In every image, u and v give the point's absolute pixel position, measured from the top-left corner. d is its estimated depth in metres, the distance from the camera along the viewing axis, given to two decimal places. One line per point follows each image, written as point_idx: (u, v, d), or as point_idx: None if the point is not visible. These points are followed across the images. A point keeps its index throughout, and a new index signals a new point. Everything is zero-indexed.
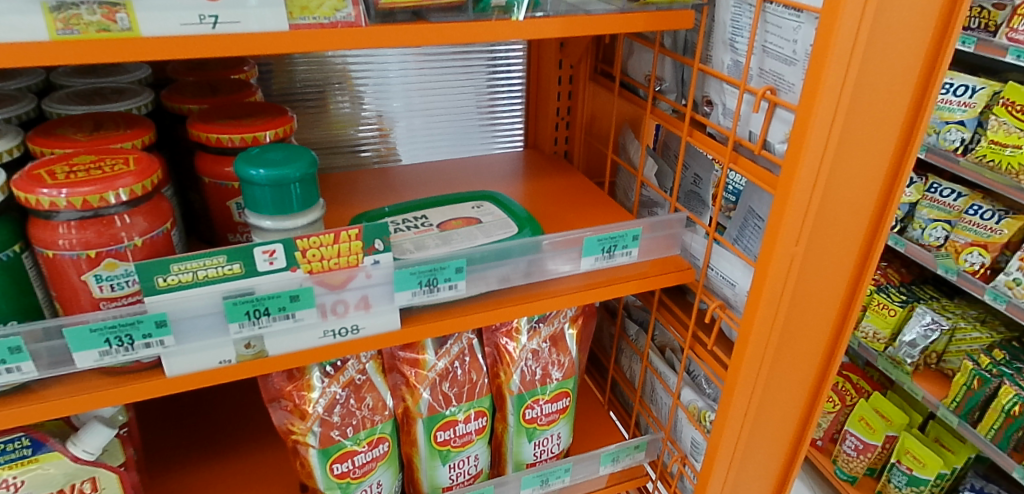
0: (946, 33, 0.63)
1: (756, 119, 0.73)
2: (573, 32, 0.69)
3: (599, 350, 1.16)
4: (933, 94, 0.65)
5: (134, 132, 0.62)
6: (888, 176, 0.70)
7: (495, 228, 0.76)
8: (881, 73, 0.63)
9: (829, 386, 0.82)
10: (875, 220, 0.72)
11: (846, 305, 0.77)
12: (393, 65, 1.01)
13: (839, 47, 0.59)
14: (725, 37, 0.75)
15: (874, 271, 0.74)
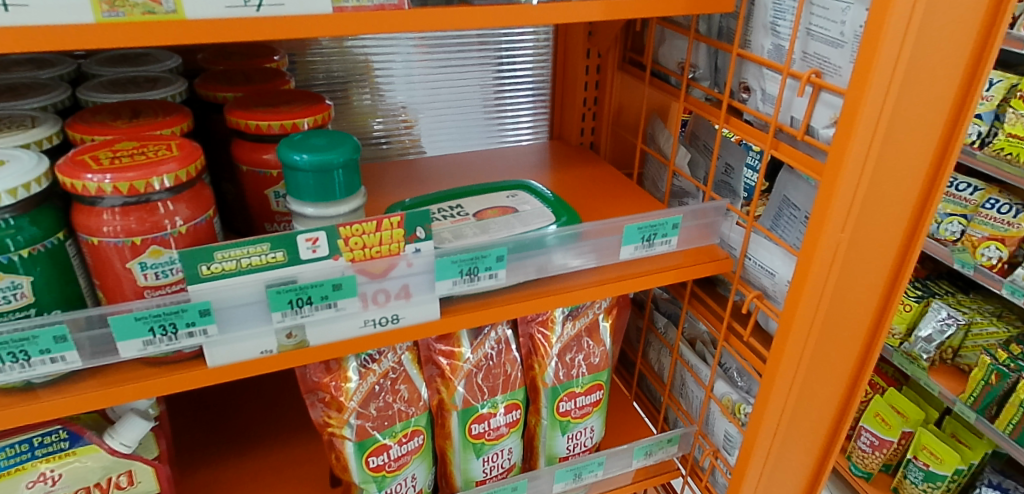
0: (998, 15, 0.60)
1: (799, 104, 0.71)
2: (614, 16, 0.67)
3: (626, 344, 1.15)
4: (982, 78, 0.63)
5: (173, 119, 0.61)
6: (933, 163, 0.68)
7: (532, 217, 0.75)
8: (933, 56, 0.61)
9: (868, 377, 0.81)
10: (920, 207, 0.71)
11: (888, 294, 0.76)
12: (397, 58, 1.00)
13: (894, 27, 0.58)
14: (767, 21, 0.74)
15: (918, 262, 0.72)
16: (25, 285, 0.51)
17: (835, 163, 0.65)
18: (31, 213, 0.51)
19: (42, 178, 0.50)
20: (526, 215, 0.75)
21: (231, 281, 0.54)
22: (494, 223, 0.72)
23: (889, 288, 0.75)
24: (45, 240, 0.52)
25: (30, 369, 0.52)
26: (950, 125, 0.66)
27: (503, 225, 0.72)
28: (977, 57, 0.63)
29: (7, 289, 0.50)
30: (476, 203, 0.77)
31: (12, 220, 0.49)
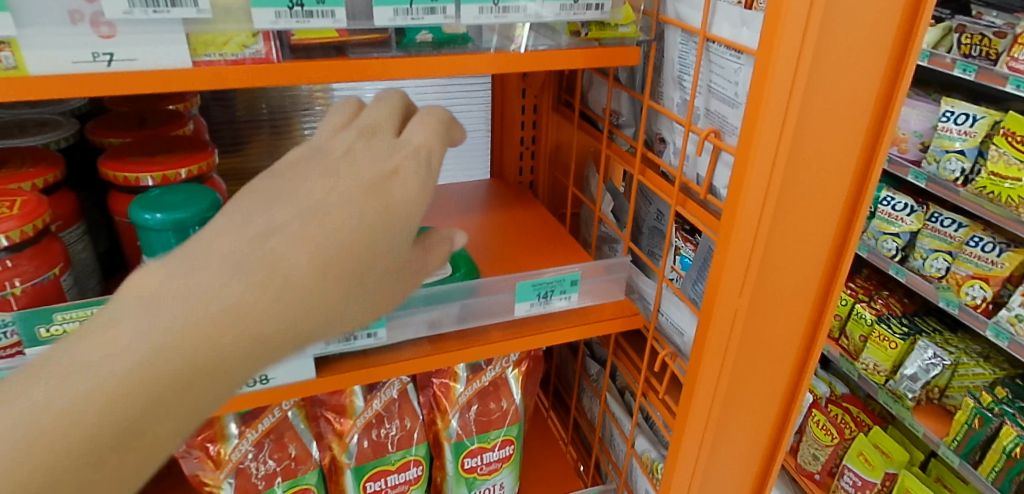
0: (908, 38, 0.58)
1: (702, 162, 0.69)
2: (506, 70, 0.64)
3: (563, 387, 1.13)
4: (896, 106, 0.60)
5: (36, 170, 0.59)
6: (851, 195, 0.64)
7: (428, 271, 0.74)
8: (835, 87, 0.58)
9: (795, 416, 0.77)
10: (840, 242, 0.67)
11: (811, 331, 0.72)
12: (409, 92, 1.00)
13: (781, 65, 0.54)
14: (674, 75, 0.71)
15: (833, 318, 0.70)
16: None
17: (725, 229, 0.63)
18: None
19: None
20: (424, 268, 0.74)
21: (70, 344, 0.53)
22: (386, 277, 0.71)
23: (805, 343, 0.73)
24: None
25: None
26: (855, 180, 0.64)
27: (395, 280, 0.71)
28: (889, 86, 0.60)
29: None
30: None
31: None
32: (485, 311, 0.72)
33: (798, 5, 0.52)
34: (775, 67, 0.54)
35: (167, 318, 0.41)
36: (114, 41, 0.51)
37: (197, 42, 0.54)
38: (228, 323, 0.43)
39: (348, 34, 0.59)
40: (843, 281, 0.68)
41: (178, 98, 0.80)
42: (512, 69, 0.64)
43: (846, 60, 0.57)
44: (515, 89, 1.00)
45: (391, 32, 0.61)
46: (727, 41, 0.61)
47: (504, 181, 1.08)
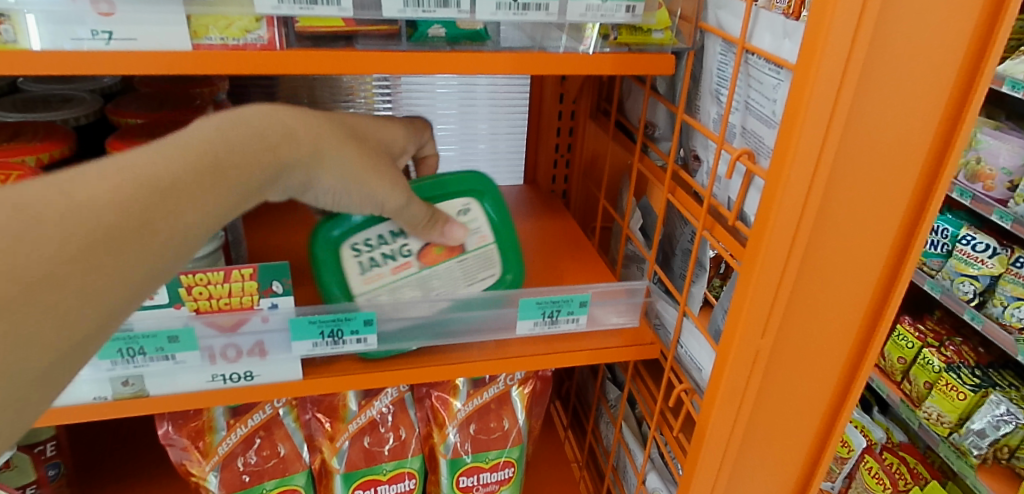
0: (985, 49, 0.50)
1: (733, 184, 0.63)
2: (525, 70, 0.59)
3: (582, 408, 1.08)
4: (965, 127, 0.52)
5: (43, 143, 0.59)
6: (905, 225, 0.57)
7: (477, 268, 0.69)
8: (889, 104, 0.51)
9: (827, 463, 0.70)
10: (888, 277, 0.59)
11: (849, 373, 0.65)
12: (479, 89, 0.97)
13: (823, 76, 0.48)
14: (712, 88, 0.65)
15: (872, 367, 0.62)
16: None
17: (749, 261, 0.57)
18: None
19: None
20: (474, 261, 0.69)
21: None
22: (433, 280, 0.67)
23: (840, 390, 0.66)
24: None
25: None
26: (907, 216, 0.56)
27: (443, 285, 0.68)
28: (958, 103, 0.52)
29: None
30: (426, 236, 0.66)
31: None
32: (488, 328, 0.67)
33: (843, 20, 0.46)
34: (812, 88, 0.48)
35: (115, 175, 0.41)
36: (113, 19, 0.50)
37: (198, 25, 0.52)
38: (184, 186, 0.44)
39: (359, 24, 0.57)
40: (885, 328, 0.61)
41: (208, 81, 0.77)
42: (530, 72, 0.59)
43: (900, 81, 0.50)
44: (552, 93, 0.96)
45: (402, 25, 0.58)
46: (766, 55, 0.55)
47: (537, 189, 1.03)
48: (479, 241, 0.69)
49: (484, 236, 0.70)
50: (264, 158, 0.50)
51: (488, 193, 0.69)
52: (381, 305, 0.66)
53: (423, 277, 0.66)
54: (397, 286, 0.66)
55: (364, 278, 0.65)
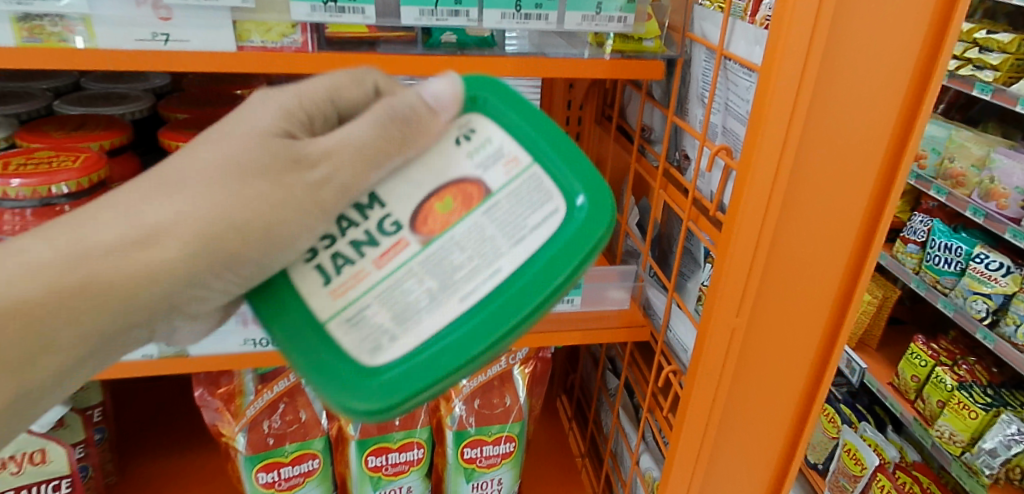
0: (935, 54, 0.56)
1: (714, 177, 0.70)
2: (528, 72, 0.66)
3: (584, 399, 1.14)
4: (919, 123, 0.58)
5: (105, 132, 0.67)
6: (870, 214, 0.63)
7: (523, 205, 0.52)
8: (847, 103, 0.57)
9: (806, 437, 0.76)
10: (856, 260, 0.65)
11: (824, 351, 0.71)
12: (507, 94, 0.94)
13: (785, 78, 0.54)
14: (698, 92, 0.72)
15: (844, 344, 0.68)
16: None
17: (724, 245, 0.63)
18: None
19: None
20: (509, 203, 0.52)
21: None
22: (450, 250, 0.51)
23: (816, 367, 0.72)
24: None
25: None
26: (871, 204, 0.62)
27: (464, 258, 0.51)
28: (913, 102, 0.58)
29: None
30: (422, 167, 0.52)
31: None
32: None
33: (800, 27, 0.52)
34: (774, 87, 0.54)
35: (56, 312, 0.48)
36: (170, 24, 0.59)
37: (241, 29, 0.60)
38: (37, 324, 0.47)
39: (381, 31, 0.65)
40: (855, 307, 0.67)
41: (246, 83, 0.85)
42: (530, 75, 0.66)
43: (856, 82, 0.56)
44: (561, 99, 1.02)
45: (418, 32, 0.66)
46: (739, 60, 0.61)
47: None
48: (510, 167, 0.52)
49: (516, 159, 0.53)
50: (236, 253, 0.49)
51: (490, 105, 0.53)
52: (378, 325, 0.51)
53: (432, 257, 0.51)
54: (394, 277, 0.51)
55: (330, 290, 0.51)
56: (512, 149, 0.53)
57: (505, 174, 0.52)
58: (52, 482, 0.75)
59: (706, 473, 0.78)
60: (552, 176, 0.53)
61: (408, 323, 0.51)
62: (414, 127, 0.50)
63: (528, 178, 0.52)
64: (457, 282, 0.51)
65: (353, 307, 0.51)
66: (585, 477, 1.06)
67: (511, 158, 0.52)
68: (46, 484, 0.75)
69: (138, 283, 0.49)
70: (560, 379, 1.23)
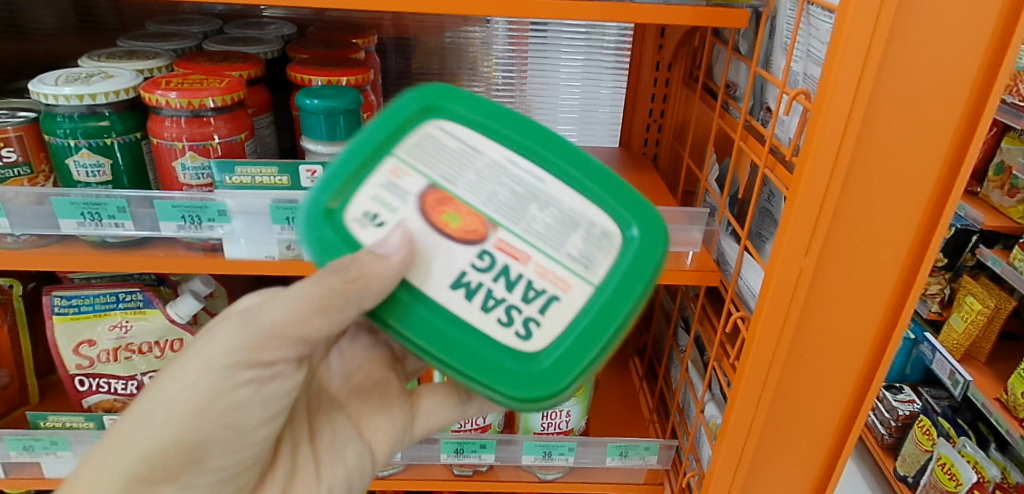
0: None
1: (791, 123, 0.72)
2: (611, 18, 0.72)
3: (655, 356, 1.16)
4: (1005, 65, 0.58)
5: (245, 64, 0.77)
6: (951, 159, 0.63)
7: (444, 154, 0.58)
8: (924, 44, 0.58)
9: (875, 389, 0.76)
10: (934, 207, 0.66)
11: (897, 301, 0.71)
12: (609, 41, 1.07)
13: (859, 15, 0.56)
14: (782, 42, 0.74)
15: (919, 289, 0.69)
16: (106, 165, 0.72)
17: (793, 185, 0.65)
18: (120, 113, 0.71)
19: (129, 90, 0.70)
20: (450, 165, 0.58)
21: (243, 191, 0.71)
22: (498, 203, 0.56)
23: (888, 317, 0.73)
24: (125, 135, 0.71)
25: (102, 228, 0.72)
26: (953, 148, 0.62)
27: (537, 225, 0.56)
28: (1000, 44, 0.58)
29: (94, 165, 0.71)
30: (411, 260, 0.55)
31: (108, 115, 0.70)
32: None
33: None
34: (850, 24, 0.56)
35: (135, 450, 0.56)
36: None
37: None
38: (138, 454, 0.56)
39: None
40: (933, 253, 0.67)
41: (361, 34, 0.95)
42: (617, 19, 0.72)
43: (938, 21, 0.57)
44: (650, 60, 1.07)
45: None
46: (821, 2, 0.63)
47: (629, 150, 1.13)
48: (396, 173, 0.57)
49: (394, 167, 0.57)
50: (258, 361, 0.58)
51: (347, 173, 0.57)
52: (529, 312, 0.55)
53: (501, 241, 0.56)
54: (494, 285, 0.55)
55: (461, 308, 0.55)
56: (402, 167, 0.57)
57: (401, 178, 0.57)
58: None
59: (768, 417, 0.80)
60: (471, 132, 0.59)
61: (536, 281, 0.56)
62: (352, 280, 0.52)
63: (409, 154, 0.58)
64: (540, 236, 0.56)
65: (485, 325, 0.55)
66: (651, 428, 1.07)
67: (391, 173, 0.57)
68: None
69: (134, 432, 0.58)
70: (633, 341, 1.25)
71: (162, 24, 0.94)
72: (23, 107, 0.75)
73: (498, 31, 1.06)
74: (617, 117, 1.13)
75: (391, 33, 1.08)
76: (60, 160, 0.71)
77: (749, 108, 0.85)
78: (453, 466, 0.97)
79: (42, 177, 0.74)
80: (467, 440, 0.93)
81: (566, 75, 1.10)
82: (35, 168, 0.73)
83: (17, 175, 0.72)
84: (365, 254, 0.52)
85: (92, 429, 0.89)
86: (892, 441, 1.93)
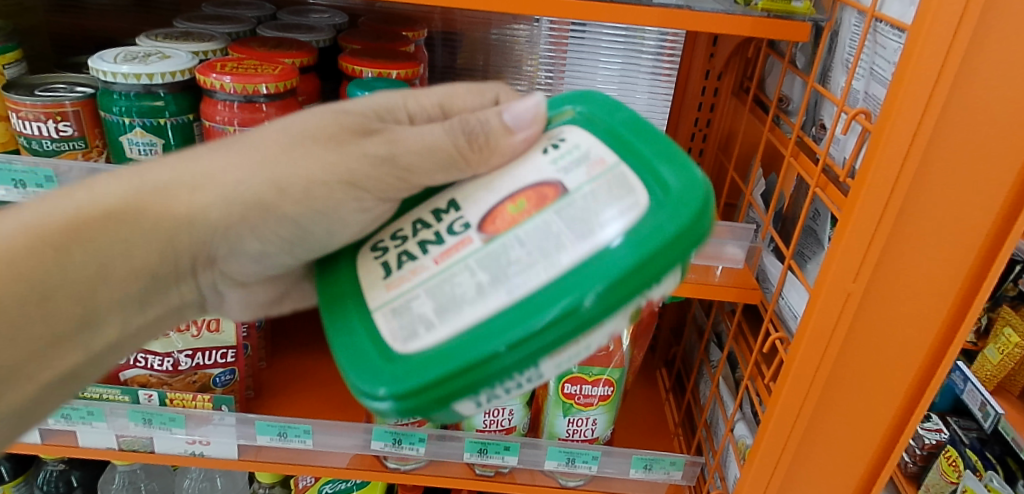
0: None
1: (849, 142, 0.70)
2: (669, 25, 0.71)
3: (684, 369, 1.14)
4: None
5: (298, 52, 0.78)
6: (1016, 193, 0.61)
7: (609, 186, 0.48)
8: (1000, 71, 0.56)
9: (914, 424, 0.74)
10: (995, 241, 0.63)
11: (946, 335, 0.69)
12: (650, 42, 1.02)
13: (933, 35, 0.54)
14: (843, 59, 0.73)
15: (969, 326, 0.66)
16: (158, 145, 0.73)
17: (847, 208, 0.63)
18: (175, 94, 0.71)
19: (184, 71, 0.71)
20: (595, 190, 0.48)
21: None
22: (510, 244, 0.47)
23: (935, 351, 0.70)
24: (178, 116, 0.72)
25: None
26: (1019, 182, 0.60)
27: (527, 255, 0.46)
28: None
29: (147, 144, 0.72)
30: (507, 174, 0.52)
31: (162, 96, 0.71)
32: None
33: None
34: (920, 48, 0.55)
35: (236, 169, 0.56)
36: None
37: None
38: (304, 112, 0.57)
39: None
40: (987, 290, 0.65)
41: (411, 26, 0.94)
42: (674, 26, 0.71)
43: (1017, 47, 0.55)
44: (700, 69, 1.05)
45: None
46: (891, 20, 0.61)
47: None
48: (594, 169, 0.49)
49: (602, 160, 0.49)
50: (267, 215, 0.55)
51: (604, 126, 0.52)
52: (419, 314, 0.48)
53: (494, 252, 0.47)
54: (448, 267, 0.48)
55: (386, 282, 0.50)
56: (601, 152, 0.50)
57: (587, 173, 0.49)
58: (220, 350, 0.91)
59: (799, 444, 0.78)
60: (636, 171, 0.48)
61: (445, 314, 0.46)
62: (480, 146, 0.52)
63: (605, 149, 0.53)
64: (509, 273, 0.46)
65: (401, 299, 0.49)
66: (676, 442, 1.05)
67: (596, 162, 0.49)
68: (216, 351, 0.91)
69: (177, 224, 0.56)
70: (661, 352, 1.23)
71: (218, 7, 0.95)
72: (80, 83, 0.76)
73: (542, 31, 1.04)
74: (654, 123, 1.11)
75: (440, 27, 1.10)
76: (114, 136, 0.72)
77: (802, 124, 0.83)
78: (474, 465, 0.97)
79: (95, 152, 0.75)
80: (492, 441, 0.92)
81: (603, 79, 1.05)
82: (89, 143, 0.74)
83: (72, 149, 0.73)
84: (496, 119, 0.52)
85: (127, 403, 0.91)
86: (917, 470, 1.88)
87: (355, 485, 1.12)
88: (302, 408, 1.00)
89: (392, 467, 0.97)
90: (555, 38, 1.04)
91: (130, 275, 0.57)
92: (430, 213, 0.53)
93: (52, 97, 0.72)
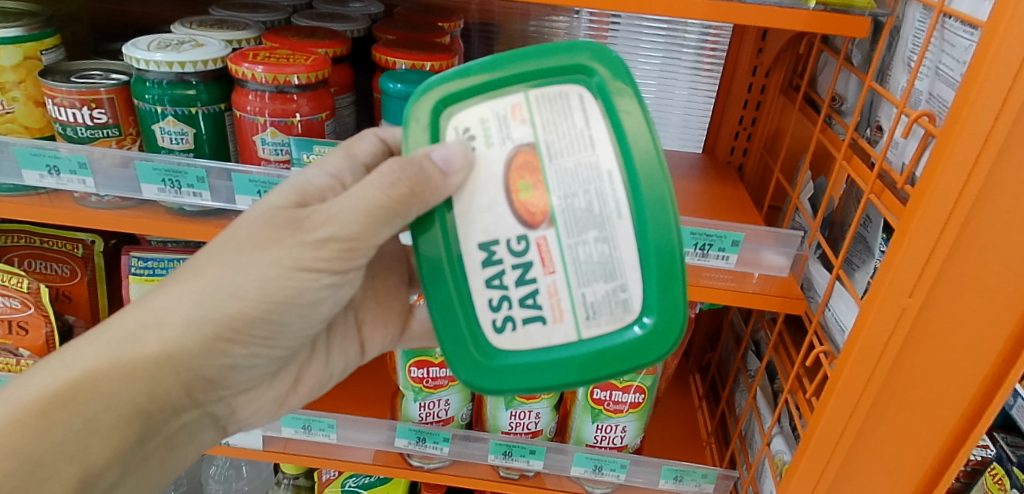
0: None
1: (908, 147, 0.65)
2: (716, 18, 0.67)
3: (720, 376, 1.10)
4: None
5: (331, 41, 0.76)
6: None
7: (551, 106, 0.52)
8: None
9: (969, 451, 0.69)
10: None
11: (1009, 359, 0.64)
12: (690, 39, 0.99)
13: (1012, 32, 0.49)
14: (906, 56, 0.68)
15: None
16: (189, 134, 0.72)
17: (906, 218, 0.59)
18: (207, 83, 0.71)
19: (217, 60, 0.70)
20: (558, 136, 0.52)
21: None
22: (570, 203, 0.52)
23: (996, 373, 0.65)
24: (209, 105, 0.72)
25: (181, 197, 0.73)
26: None
27: (588, 196, 0.52)
28: None
29: (178, 132, 0.72)
30: (485, 179, 0.52)
31: (195, 84, 0.70)
32: None
33: None
34: (998, 45, 0.50)
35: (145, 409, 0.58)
36: None
37: None
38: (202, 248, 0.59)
39: None
40: None
41: (447, 18, 0.92)
42: (722, 19, 0.67)
43: None
44: (746, 65, 1.00)
45: None
46: (962, 15, 0.57)
47: (712, 158, 1.08)
48: (521, 114, 0.52)
49: (517, 106, 0.52)
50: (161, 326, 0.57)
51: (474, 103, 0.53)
52: (603, 295, 0.54)
53: (569, 218, 0.52)
54: (561, 255, 0.52)
55: (551, 322, 0.54)
56: (506, 103, 0.52)
57: (524, 122, 0.52)
58: None
59: (841, 465, 0.74)
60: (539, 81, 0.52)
61: (614, 272, 0.53)
62: (404, 197, 0.50)
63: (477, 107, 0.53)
64: (603, 210, 0.52)
65: (574, 308, 0.54)
66: (708, 452, 1.02)
67: (511, 108, 0.52)
68: None
69: (156, 364, 0.56)
70: (695, 357, 1.19)
71: None
72: (115, 70, 0.76)
73: (581, 23, 1.00)
74: (692, 122, 1.06)
75: (476, 19, 1.06)
76: (146, 124, 0.72)
77: (856, 124, 0.78)
78: (498, 467, 0.95)
79: (129, 140, 0.75)
80: (517, 444, 0.91)
81: (642, 73, 1.02)
82: (123, 130, 0.74)
83: (106, 136, 0.74)
84: (428, 164, 0.50)
85: None
86: None
87: (379, 480, 1.11)
88: (328, 402, 1.00)
89: (415, 465, 0.95)
90: (595, 30, 1.01)
91: (118, 421, 0.56)
92: (485, 265, 0.53)
93: (87, 83, 0.72)
